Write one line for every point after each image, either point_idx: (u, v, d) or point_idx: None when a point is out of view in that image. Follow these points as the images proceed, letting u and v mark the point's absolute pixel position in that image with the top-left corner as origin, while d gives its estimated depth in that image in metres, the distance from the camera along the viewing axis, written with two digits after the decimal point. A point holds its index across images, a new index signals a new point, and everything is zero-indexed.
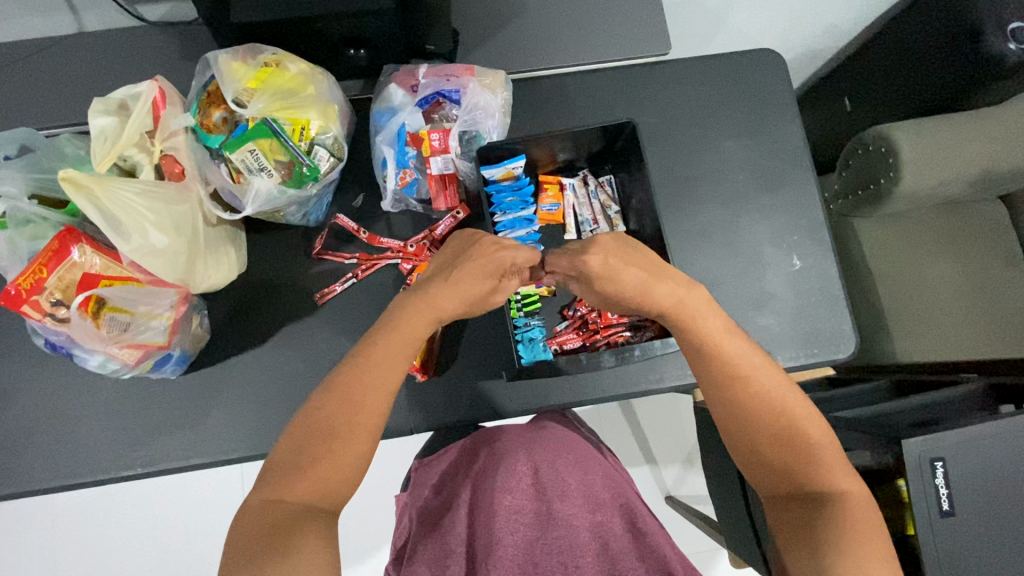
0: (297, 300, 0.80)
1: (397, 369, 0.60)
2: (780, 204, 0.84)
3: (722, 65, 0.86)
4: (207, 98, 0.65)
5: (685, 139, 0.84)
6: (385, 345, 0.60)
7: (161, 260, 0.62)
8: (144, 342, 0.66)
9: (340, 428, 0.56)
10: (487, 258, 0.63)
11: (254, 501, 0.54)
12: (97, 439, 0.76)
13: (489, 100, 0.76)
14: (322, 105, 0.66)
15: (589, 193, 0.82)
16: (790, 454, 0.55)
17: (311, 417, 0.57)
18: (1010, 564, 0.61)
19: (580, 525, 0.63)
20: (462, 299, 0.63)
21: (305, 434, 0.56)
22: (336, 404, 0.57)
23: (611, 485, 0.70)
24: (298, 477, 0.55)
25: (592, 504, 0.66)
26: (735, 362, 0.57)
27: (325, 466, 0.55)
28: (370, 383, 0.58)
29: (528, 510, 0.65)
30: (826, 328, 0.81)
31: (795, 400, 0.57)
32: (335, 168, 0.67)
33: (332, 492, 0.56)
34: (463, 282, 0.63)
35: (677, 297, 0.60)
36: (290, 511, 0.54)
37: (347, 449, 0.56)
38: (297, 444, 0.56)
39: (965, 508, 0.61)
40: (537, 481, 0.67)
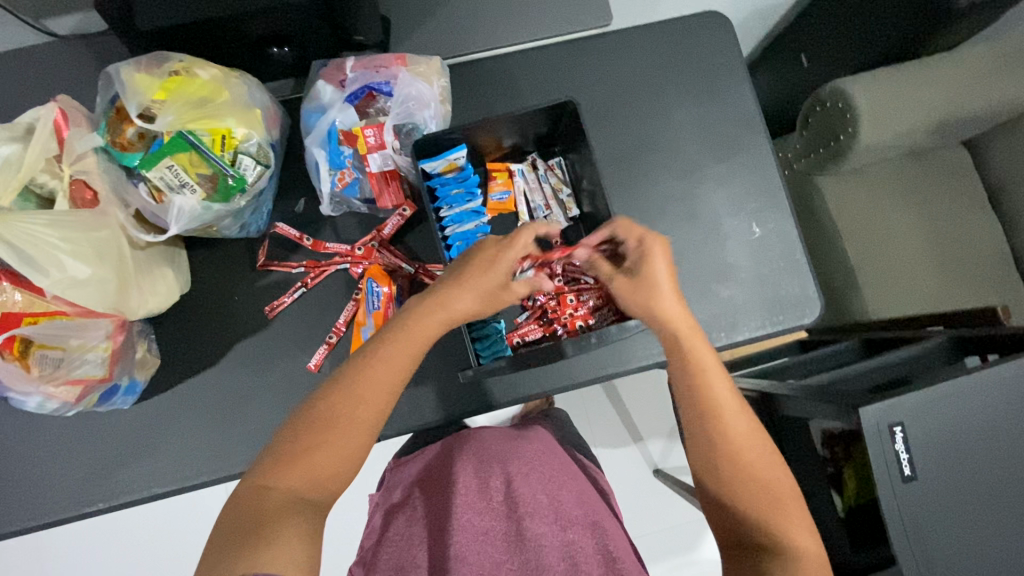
0: (245, 316, 0.77)
1: (401, 372, 0.58)
2: (735, 171, 0.82)
3: (666, 31, 0.83)
4: (116, 114, 0.61)
5: (634, 113, 0.81)
6: (383, 357, 0.58)
7: (87, 290, 0.59)
8: (83, 377, 0.63)
9: (340, 421, 0.55)
10: (501, 260, 0.61)
11: (246, 487, 0.53)
12: (53, 477, 0.74)
13: (422, 90, 0.72)
14: (241, 111, 0.62)
15: (539, 177, 0.79)
16: (760, 493, 0.56)
17: (313, 408, 0.56)
18: (975, 521, 0.61)
19: (548, 546, 0.63)
20: (473, 297, 0.61)
21: (306, 425, 0.55)
22: (339, 400, 0.56)
23: (585, 501, 0.69)
24: (291, 464, 0.54)
25: (563, 522, 0.65)
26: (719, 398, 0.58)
27: (321, 456, 0.54)
28: (375, 385, 0.57)
29: (496, 531, 0.65)
30: (791, 293, 0.80)
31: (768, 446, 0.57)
32: (263, 176, 0.64)
33: (328, 481, 0.55)
34: (473, 281, 0.61)
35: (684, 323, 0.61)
36: (275, 503, 0.52)
37: (341, 444, 0.55)
38: (294, 434, 0.55)
39: (930, 469, 0.61)
40: (508, 499, 0.67)
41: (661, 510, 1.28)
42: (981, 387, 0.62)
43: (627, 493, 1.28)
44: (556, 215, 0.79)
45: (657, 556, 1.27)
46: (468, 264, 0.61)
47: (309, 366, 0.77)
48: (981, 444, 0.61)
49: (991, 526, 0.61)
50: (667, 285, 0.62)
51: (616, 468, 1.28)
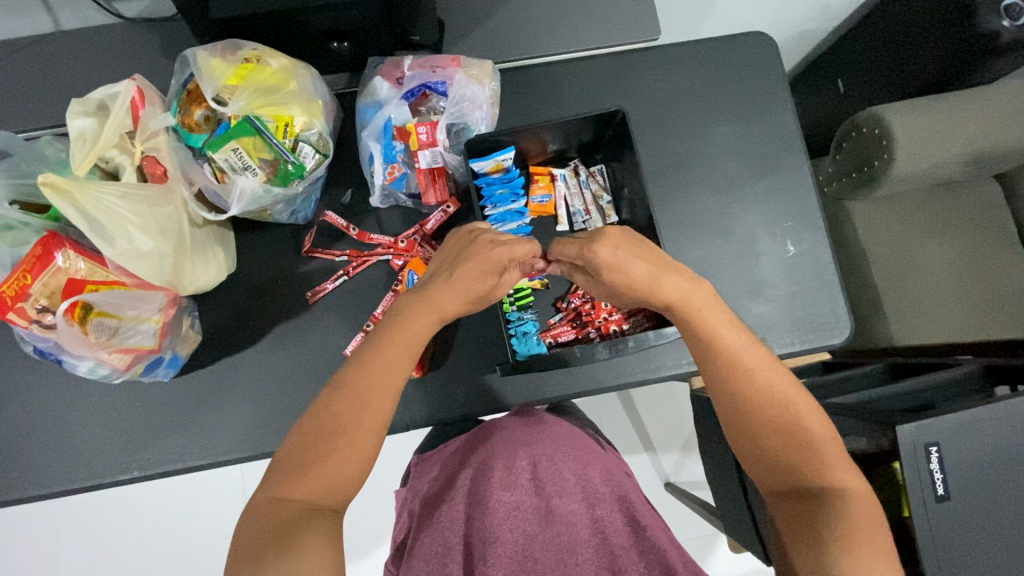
0: (288, 299, 0.79)
1: (405, 370, 0.60)
2: (773, 190, 0.83)
3: (712, 50, 0.85)
4: (188, 97, 0.64)
5: (676, 127, 0.83)
6: (387, 353, 0.59)
7: (147, 263, 0.62)
8: (133, 347, 0.65)
9: (348, 427, 0.56)
10: (490, 263, 0.61)
11: (262, 498, 0.54)
12: (91, 444, 0.76)
13: (476, 91, 0.74)
14: (304, 102, 0.65)
15: (580, 183, 0.81)
16: (794, 448, 0.55)
17: (318, 414, 0.57)
18: (1003, 547, 0.61)
19: (578, 520, 0.63)
20: (463, 298, 0.62)
21: (313, 434, 0.56)
22: (345, 406, 0.57)
23: (611, 480, 0.70)
24: (302, 473, 0.55)
25: (591, 499, 0.66)
26: (735, 354, 0.57)
27: (332, 461, 0.55)
28: (380, 365, 0.59)
29: (527, 507, 0.64)
30: (821, 314, 0.81)
31: (796, 392, 0.57)
32: (321, 165, 0.66)
33: (339, 487, 0.55)
34: (463, 281, 0.62)
35: (686, 291, 0.59)
36: (294, 510, 0.54)
37: (349, 450, 0.56)
38: (303, 445, 0.56)
39: (959, 492, 0.61)
40: (536, 476, 0.67)
41: (670, 523, 1.28)
42: (1014, 415, 0.62)
43: None
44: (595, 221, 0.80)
45: None
46: (458, 265, 0.62)
47: (346, 352, 0.79)
48: (1011, 471, 0.62)
49: (1017, 553, 0.62)
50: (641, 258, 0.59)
51: None
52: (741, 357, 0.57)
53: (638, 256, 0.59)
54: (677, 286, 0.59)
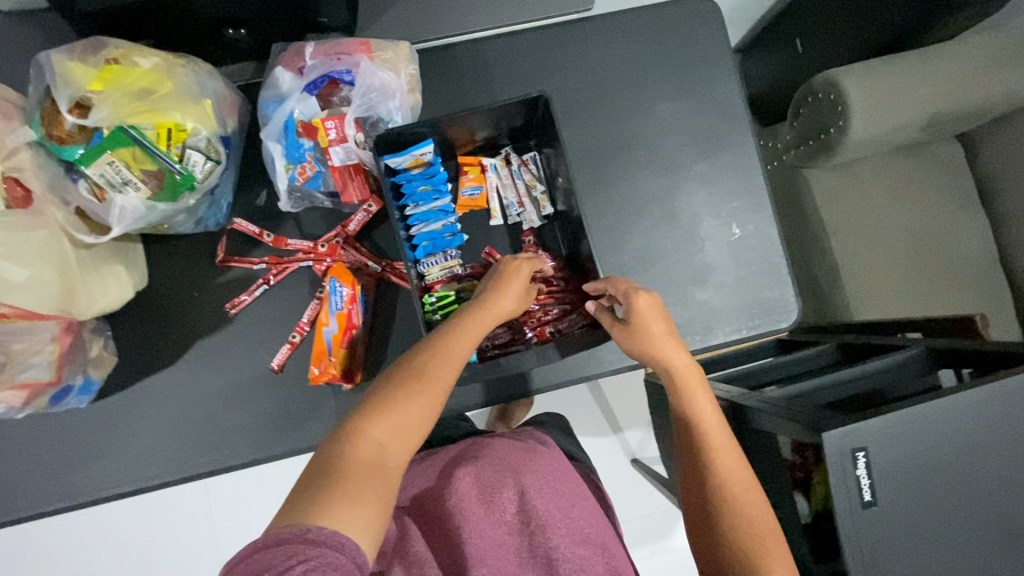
0: (206, 314, 0.75)
1: (467, 352, 0.60)
2: (718, 170, 0.79)
3: (650, 19, 0.79)
4: (49, 106, 0.57)
5: (613, 106, 0.78)
6: (459, 336, 0.61)
7: (25, 294, 0.56)
8: (27, 383, 0.62)
9: (432, 374, 0.57)
10: (516, 276, 0.67)
11: (341, 430, 0.52)
12: (9, 475, 0.72)
13: (388, 79, 0.68)
14: (186, 103, 0.58)
15: (512, 173, 0.76)
16: (742, 517, 0.60)
17: (410, 359, 0.58)
18: (938, 531, 0.61)
19: (562, 560, 0.61)
20: (511, 303, 0.65)
21: (400, 375, 0.57)
22: (432, 361, 0.58)
23: (596, 522, 0.66)
24: (384, 413, 0.53)
25: (575, 538, 0.63)
26: (704, 433, 0.63)
27: (400, 421, 0.53)
28: (451, 357, 0.59)
29: (510, 544, 0.63)
30: (768, 297, 0.78)
31: (749, 484, 0.61)
32: (213, 173, 0.60)
33: (411, 436, 0.54)
34: (507, 291, 0.65)
35: (682, 365, 0.65)
36: (365, 450, 0.50)
37: (433, 396, 0.56)
38: (384, 397, 0.55)
39: (891, 488, 0.60)
40: (522, 509, 0.64)
41: (635, 500, 1.29)
42: (953, 400, 0.61)
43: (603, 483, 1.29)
44: (530, 215, 0.76)
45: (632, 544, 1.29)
46: (492, 282, 0.66)
47: (272, 366, 0.75)
48: (948, 458, 0.61)
49: (947, 544, 0.61)
50: (659, 327, 0.64)
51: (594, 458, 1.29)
52: (715, 441, 0.63)
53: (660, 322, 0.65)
54: (676, 370, 0.64)
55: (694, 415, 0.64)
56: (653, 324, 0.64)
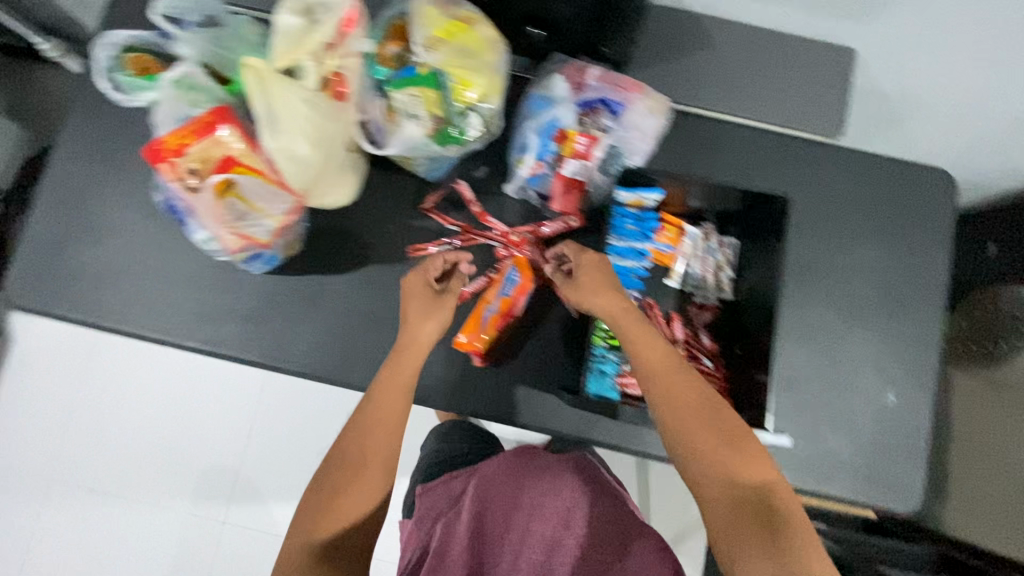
0: (390, 246, 0.81)
1: (396, 402, 0.67)
2: (896, 333, 0.78)
3: (887, 171, 0.81)
4: (392, 31, 0.66)
5: (824, 233, 0.80)
6: (382, 399, 0.67)
7: (297, 168, 0.63)
8: (250, 236, 0.67)
9: (360, 462, 0.64)
10: (423, 282, 0.73)
11: (292, 543, 0.62)
12: (172, 301, 0.80)
13: (646, 124, 0.74)
14: (491, 75, 0.65)
15: (707, 248, 0.78)
16: (721, 440, 0.60)
17: (331, 459, 0.65)
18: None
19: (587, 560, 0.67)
20: (433, 322, 0.71)
21: (325, 481, 0.64)
22: (352, 443, 0.65)
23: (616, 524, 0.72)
24: (325, 514, 0.62)
25: (592, 530, 0.70)
26: (642, 365, 0.64)
27: (347, 503, 0.63)
28: (375, 428, 0.66)
29: (529, 535, 0.70)
30: (895, 475, 0.76)
31: (695, 411, 0.62)
32: (480, 139, 0.67)
33: (361, 520, 0.63)
34: (421, 307, 0.72)
35: (615, 305, 0.67)
36: (314, 554, 0.61)
37: (365, 484, 0.64)
38: (323, 491, 0.63)
39: None
40: (536, 507, 0.72)
41: None
42: None
43: None
44: (708, 292, 0.78)
45: None
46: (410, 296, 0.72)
47: None
48: None
49: None
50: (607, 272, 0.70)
51: None
52: (675, 377, 0.64)
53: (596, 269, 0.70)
54: (624, 302, 0.68)
55: (647, 353, 0.65)
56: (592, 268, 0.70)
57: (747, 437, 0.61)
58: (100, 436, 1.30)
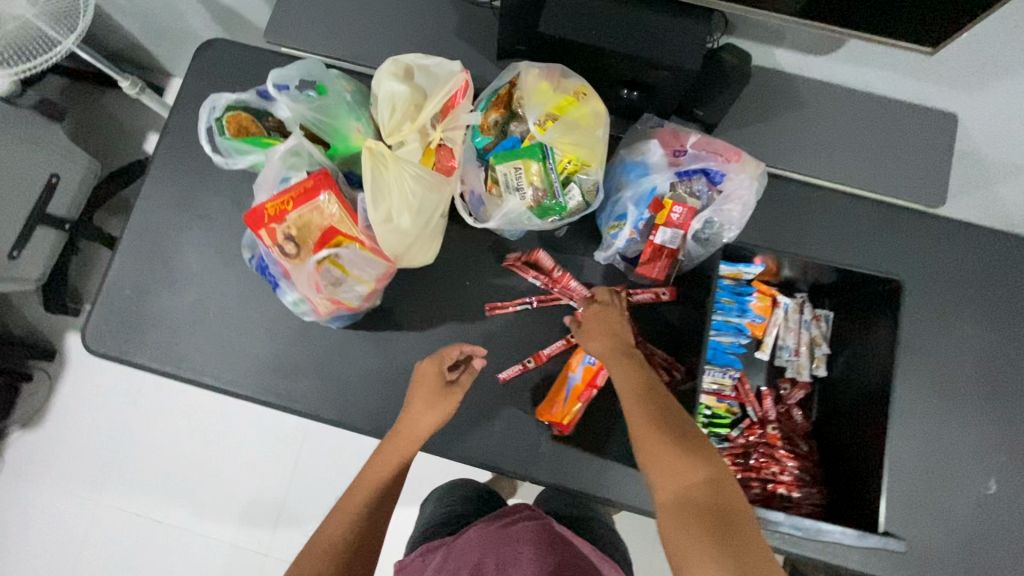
0: (468, 304, 0.79)
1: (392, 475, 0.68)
2: (999, 418, 0.74)
3: (991, 245, 0.77)
4: (496, 99, 0.64)
5: (922, 308, 0.76)
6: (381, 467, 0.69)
7: (394, 237, 0.62)
8: (342, 301, 0.66)
9: (348, 544, 0.63)
10: (430, 373, 0.71)
11: None
12: (244, 353, 0.78)
13: (746, 194, 0.71)
14: (597, 147, 0.63)
15: (801, 321, 0.75)
16: (682, 448, 0.57)
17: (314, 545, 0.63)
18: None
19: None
20: (437, 416, 0.70)
21: (304, 565, 0.61)
22: (339, 522, 0.65)
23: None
24: (310, 565, 0.61)
25: None
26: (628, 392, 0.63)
27: (333, 549, 0.62)
28: (374, 471, 0.69)
29: None
30: (999, 574, 0.71)
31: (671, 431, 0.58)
32: (580, 210, 0.65)
33: None
34: (423, 400, 0.70)
35: (605, 335, 0.68)
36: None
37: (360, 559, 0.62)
38: (314, 544, 0.63)
39: None
40: None
41: None
42: None
43: None
44: (801, 367, 0.75)
45: None
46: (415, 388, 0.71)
47: (499, 376, 0.76)
48: None
49: None
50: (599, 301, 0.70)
51: None
52: (646, 392, 0.62)
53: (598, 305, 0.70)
54: (625, 340, 0.68)
55: (625, 371, 0.65)
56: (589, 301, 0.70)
57: (703, 445, 0.58)
58: (146, 461, 1.30)
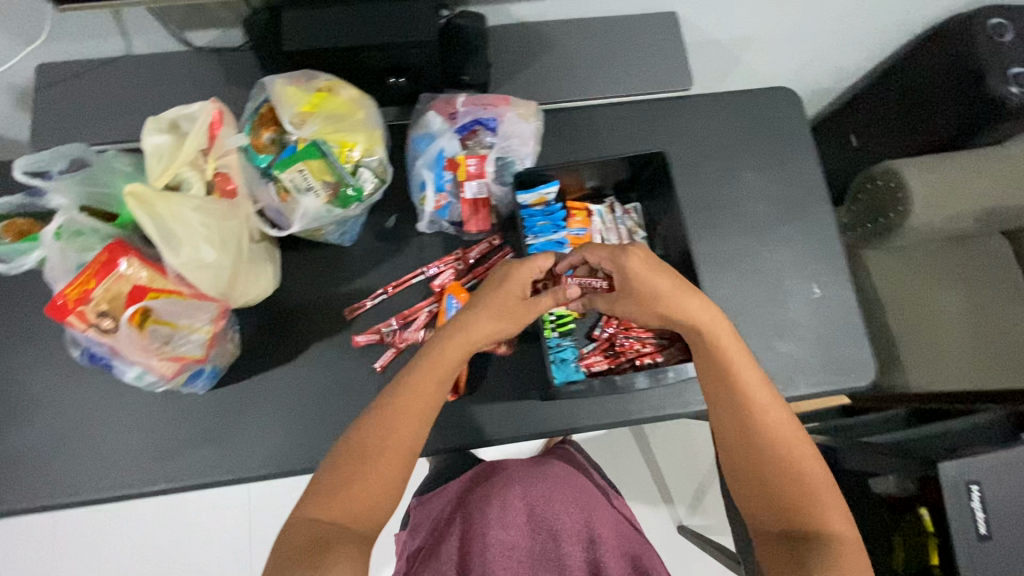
0: (329, 317, 0.81)
1: (430, 398, 0.66)
2: (799, 235, 0.87)
3: (742, 101, 0.90)
4: (260, 119, 0.68)
5: (708, 171, 0.88)
6: (419, 380, 0.66)
7: (207, 274, 0.64)
8: (184, 355, 0.67)
9: (373, 451, 0.63)
10: (511, 281, 0.69)
11: (298, 517, 0.60)
12: (121, 452, 0.75)
13: (523, 129, 0.79)
14: (368, 131, 0.68)
15: (616, 220, 0.85)
16: (790, 474, 0.61)
17: (348, 440, 0.64)
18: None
19: (572, 561, 0.80)
20: (493, 321, 0.68)
21: (344, 457, 0.63)
22: (373, 432, 0.64)
23: (595, 513, 0.87)
24: (335, 498, 0.61)
25: (588, 540, 0.83)
26: (752, 396, 0.64)
27: (357, 489, 0.61)
28: (401, 408, 0.64)
29: (534, 538, 0.82)
30: (847, 354, 0.83)
31: (799, 442, 0.63)
32: (378, 189, 0.70)
33: (369, 511, 0.61)
34: (496, 304, 0.68)
35: (710, 316, 0.65)
36: (325, 530, 0.59)
37: (379, 474, 0.62)
38: (334, 468, 0.62)
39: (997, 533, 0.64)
40: (544, 514, 0.85)
41: (682, 565, 1.27)
42: None
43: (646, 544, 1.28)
44: None
45: None
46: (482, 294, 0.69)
47: (376, 367, 0.79)
48: None
49: None
50: (666, 286, 0.66)
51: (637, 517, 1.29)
52: (767, 416, 0.63)
53: (660, 278, 0.66)
54: (727, 338, 0.65)
55: (743, 387, 0.64)
56: (649, 279, 0.66)
57: (816, 476, 0.61)
58: None
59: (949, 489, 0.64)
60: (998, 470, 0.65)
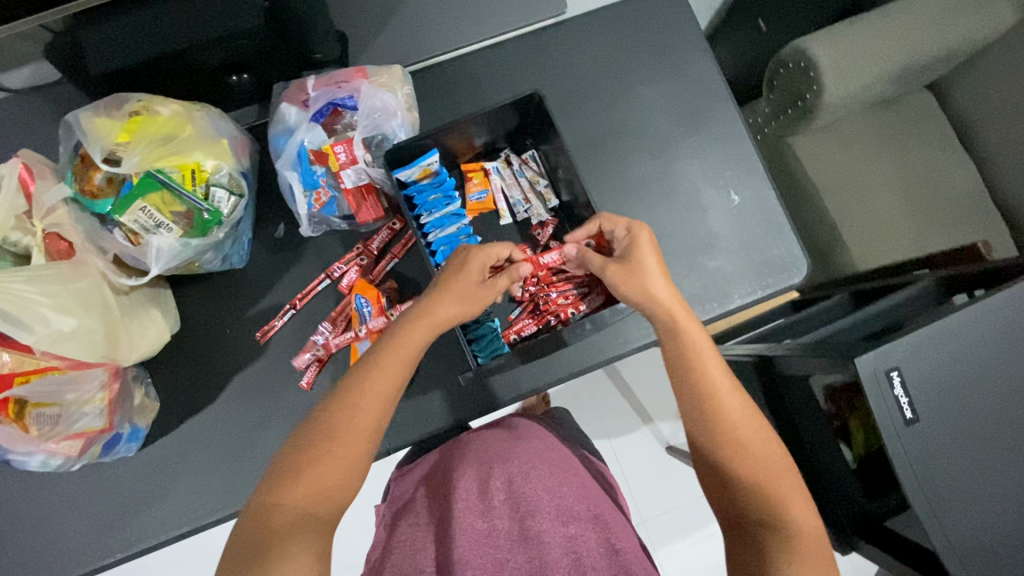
0: (238, 347, 0.75)
1: (396, 380, 0.57)
2: (708, 142, 0.82)
3: (622, 10, 0.83)
4: (81, 162, 0.61)
5: (600, 97, 0.82)
6: (371, 377, 0.56)
7: (76, 343, 0.59)
8: (82, 431, 0.63)
9: (340, 433, 0.53)
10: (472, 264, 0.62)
11: (254, 504, 0.51)
12: (65, 534, 0.72)
13: (387, 100, 0.72)
14: (206, 144, 0.63)
15: (514, 172, 0.81)
16: (751, 457, 0.53)
17: (314, 420, 0.54)
18: (998, 457, 0.61)
19: (552, 540, 0.58)
20: (453, 302, 0.61)
21: (307, 437, 0.53)
22: (335, 416, 0.54)
23: (586, 497, 0.65)
24: (291, 479, 0.51)
25: (564, 516, 0.61)
26: (707, 368, 0.57)
27: (322, 469, 0.52)
28: (366, 392, 0.55)
29: (499, 530, 0.61)
30: (775, 257, 0.80)
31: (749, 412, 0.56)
32: (238, 206, 0.64)
33: (331, 494, 0.52)
34: (455, 285, 0.61)
35: (673, 297, 0.60)
36: (286, 517, 0.49)
37: (343, 453, 0.53)
38: (291, 453, 0.53)
39: (956, 405, 0.61)
40: (512, 495, 0.64)
41: (677, 485, 1.29)
42: (970, 324, 0.61)
43: (641, 472, 1.30)
44: (538, 208, 0.80)
45: (682, 532, 1.28)
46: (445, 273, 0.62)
47: (303, 385, 0.75)
48: (983, 381, 0.61)
49: (1012, 461, 0.61)
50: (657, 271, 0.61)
51: (626, 450, 1.30)
52: (735, 414, 0.55)
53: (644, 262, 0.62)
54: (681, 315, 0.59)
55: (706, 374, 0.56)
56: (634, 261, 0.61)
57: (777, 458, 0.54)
58: None
59: (869, 381, 0.60)
60: (915, 348, 0.60)
